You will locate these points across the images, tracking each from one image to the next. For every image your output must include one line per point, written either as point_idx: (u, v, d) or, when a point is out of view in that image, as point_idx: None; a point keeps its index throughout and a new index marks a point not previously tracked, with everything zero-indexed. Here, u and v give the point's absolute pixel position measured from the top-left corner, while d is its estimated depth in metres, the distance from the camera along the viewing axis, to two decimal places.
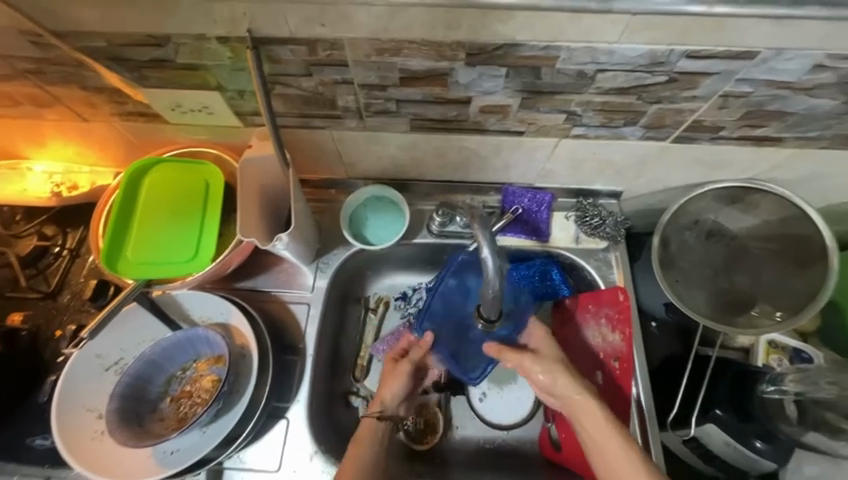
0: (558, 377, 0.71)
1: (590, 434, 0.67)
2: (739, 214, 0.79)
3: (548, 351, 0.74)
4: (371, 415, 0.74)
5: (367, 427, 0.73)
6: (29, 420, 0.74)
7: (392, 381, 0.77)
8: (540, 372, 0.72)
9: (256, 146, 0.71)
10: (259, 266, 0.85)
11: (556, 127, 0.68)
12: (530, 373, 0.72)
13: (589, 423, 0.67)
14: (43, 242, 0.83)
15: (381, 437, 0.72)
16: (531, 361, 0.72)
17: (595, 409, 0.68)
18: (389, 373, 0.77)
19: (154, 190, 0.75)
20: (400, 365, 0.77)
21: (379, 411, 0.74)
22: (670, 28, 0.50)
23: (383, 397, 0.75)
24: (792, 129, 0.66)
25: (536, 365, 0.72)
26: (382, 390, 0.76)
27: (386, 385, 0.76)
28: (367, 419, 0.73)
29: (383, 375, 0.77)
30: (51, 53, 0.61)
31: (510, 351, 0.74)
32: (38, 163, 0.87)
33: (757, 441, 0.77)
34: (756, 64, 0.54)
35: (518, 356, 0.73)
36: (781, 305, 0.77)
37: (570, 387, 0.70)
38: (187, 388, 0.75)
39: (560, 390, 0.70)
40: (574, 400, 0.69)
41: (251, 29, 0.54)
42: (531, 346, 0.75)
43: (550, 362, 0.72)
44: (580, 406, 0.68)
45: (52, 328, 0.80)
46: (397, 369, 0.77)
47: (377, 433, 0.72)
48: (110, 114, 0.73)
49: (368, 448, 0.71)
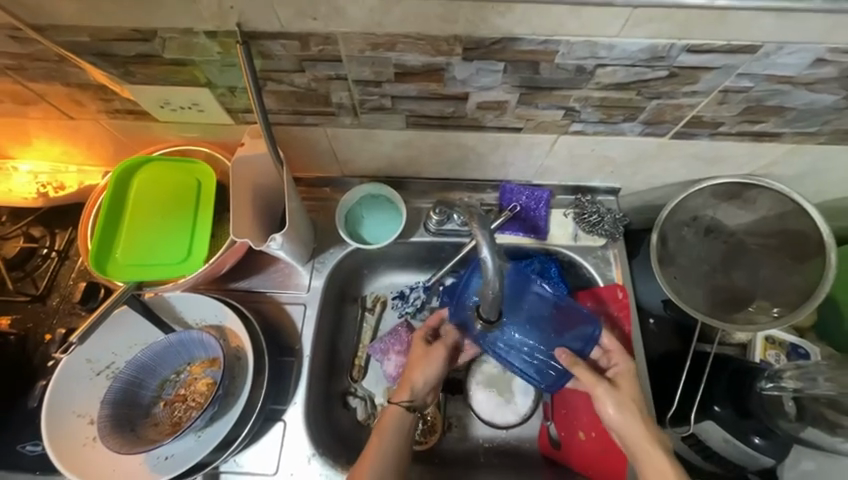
0: (631, 421, 0.69)
1: None
2: (737, 211, 0.79)
3: (626, 386, 0.72)
4: (397, 402, 0.71)
5: (391, 414, 0.70)
6: (19, 426, 0.72)
7: (425, 369, 0.74)
8: (614, 410, 0.70)
9: (248, 143, 0.69)
10: (251, 267, 0.84)
11: (554, 123, 0.67)
12: (603, 406, 0.71)
13: (655, 476, 0.64)
14: (30, 244, 0.81)
15: (403, 427, 0.70)
16: (607, 394, 0.71)
17: (666, 464, 0.65)
18: (424, 359, 0.75)
19: (145, 189, 0.74)
20: (433, 351, 0.75)
21: (406, 400, 0.72)
22: (670, 21, 0.49)
23: (411, 383, 0.73)
24: (791, 124, 0.65)
25: (609, 400, 0.71)
26: (410, 375, 0.74)
27: (418, 370, 0.74)
28: (392, 407, 0.71)
29: (416, 362, 0.75)
30: (32, 49, 0.59)
31: (587, 374, 0.72)
32: (24, 163, 0.85)
33: (756, 438, 0.77)
34: (757, 58, 0.53)
35: (595, 386, 0.72)
36: (777, 301, 0.77)
37: (637, 429, 0.68)
38: (181, 391, 0.74)
39: (632, 434, 0.68)
40: (642, 450, 0.67)
41: (241, 23, 0.52)
42: (611, 374, 0.74)
43: (625, 397, 0.71)
44: (649, 456, 0.66)
45: (41, 332, 0.78)
46: (430, 354, 0.75)
47: (402, 422, 0.70)
48: (97, 111, 0.71)
49: (390, 433, 0.68)
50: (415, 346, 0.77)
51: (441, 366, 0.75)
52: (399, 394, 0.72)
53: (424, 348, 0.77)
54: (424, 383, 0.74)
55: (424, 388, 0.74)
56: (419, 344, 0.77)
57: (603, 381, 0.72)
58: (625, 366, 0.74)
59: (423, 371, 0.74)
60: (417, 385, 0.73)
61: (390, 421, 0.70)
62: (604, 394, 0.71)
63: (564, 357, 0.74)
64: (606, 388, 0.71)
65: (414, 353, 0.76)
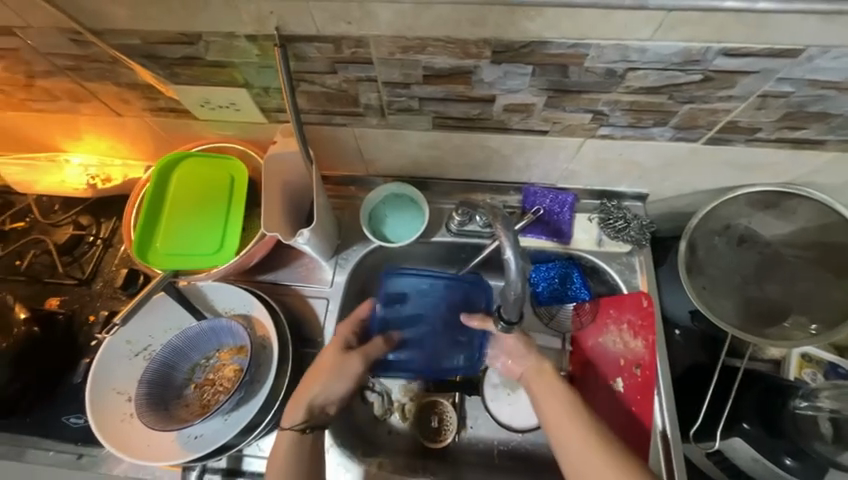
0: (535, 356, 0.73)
1: (549, 418, 0.68)
2: (774, 220, 0.76)
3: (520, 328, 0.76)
4: (288, 426, 0.69)
5: (283, 441, 0.69)
6: (65, 399, 0.79)
7: (325, 381, 0.72)
8: (517, 346, 0.74)
9: (280, 142, 0.73)
10: (278, 263, 0.87)
11: (582, 126, 0.67)
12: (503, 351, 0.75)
13: (551, 409, 0.68)
14: (79, 231, 0.87)
15: (297, 451, 0.68)
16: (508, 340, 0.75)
17: (562, 401, 0.68)
18: (328, 366, 0.72)
19: (183, 183, 0.78)
20: (344, 357, 0.74)
21: (299, 424, 0.69)
22: (707, 25, 0.48)
23: (306, 400, 0.70)
24: (836, 131, 0.62)
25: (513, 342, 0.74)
26: (302, 392, 0.71)
27: (315, 383, 0.71)
28: (284, 433, 0.69)
29: (314, 372, 0.72)
30: (89, 50, 0.64)
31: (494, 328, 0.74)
32: (75, 156, 0.91)
33: (786, 458, 0.73)
34: (801, 62, 0.51)
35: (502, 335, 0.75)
36: (815, 317, 0.73)
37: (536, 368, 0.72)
38: (210, 376, 0.77)
39: (528, 365, 0.73)
40: (540, 379, 0.71)
41: (278, 27, 0.55)
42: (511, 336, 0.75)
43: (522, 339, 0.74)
44: (546, 388, 0.70)
45: (86, 313, 0.84)
46: (339, 361, 0.73)
47: (292, 446, 0.69)
48: (143, 109, 0.76)
49: (287, 459, 0.68)
50: (330, 353, 0.74)
51: (352, 376, 0.73)
52: (289, 417, 0.70)
53: (339, 353, 0.74)
54: (325, 396, 0.72)
55: (324, 402, 0.72)
56: (333, 352, 0.74)
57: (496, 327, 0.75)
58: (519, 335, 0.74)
59: (312, 389, 0.71)
60: (315, 401, 0.71)
61: (282, 447, 0.69)
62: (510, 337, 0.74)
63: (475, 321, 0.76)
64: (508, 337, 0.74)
65: (324, 361, 0.73)
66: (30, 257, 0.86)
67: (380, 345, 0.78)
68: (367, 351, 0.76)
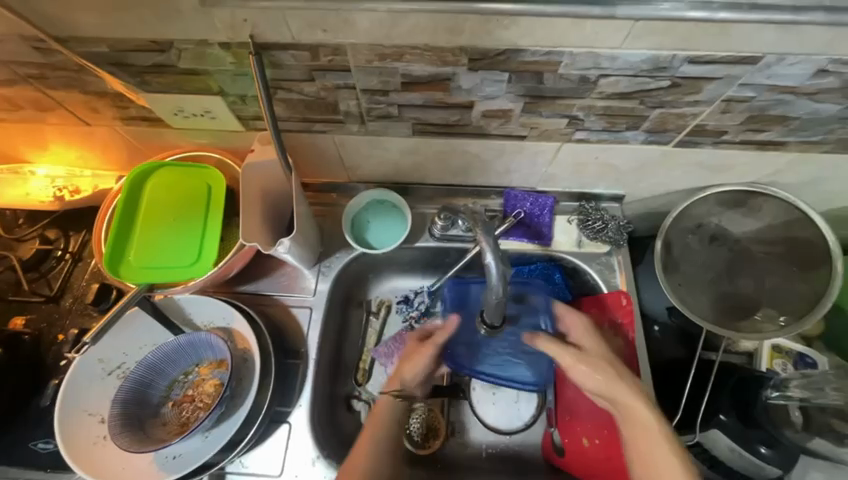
0: (613, 379, 0.67)
1: (636, 438, 0.65)
2: (742, 218, 0.79)
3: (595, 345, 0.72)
4: (389, 393, 0.75)
5: (383, 405, 0.74)
6: (33, 423, 0.74)
7: (415, 363, 0.76)
8: (594, 373, 0.69)
9: (258, 150, 0.71)
10: (259, 271, 0.85)
11: (558, 131, 0.68)
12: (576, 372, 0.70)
13: (637, 431, 0.65)
14: (45, 245, 0.83)
15: (396, 416, 0.74)
16: (570, 356, 0.70)
17: (645, 414, 0.65)
18: (413, 357, 0.76)
19: (157, 193, 0.75)
20: (422, 351, 0.75)
21: (395, 390, 0.76)
22: (672, 33, 0.50)
23: (400, 376, 0.76)
24: (795, 133, 0.66)
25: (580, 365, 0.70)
26: (401, 369, 0.76)
27: (409, 367, 0.76)
28: (384, 398, 0.75)
29: (409, 356, 0.76)
30: (53, 59, 0.61)
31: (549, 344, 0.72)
32: (41, 167, 0.88)
33: (761, 447, 0.76)
34: (760, 69, 0.54)
35: (567, 357, 0.71)
36: (784, 309, 0.76)
37: (612, 385, 0.67)
38: (189, 392, 0.75)
39: (610, 389, 0.67)
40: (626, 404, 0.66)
41: (254, 35, 0.54)
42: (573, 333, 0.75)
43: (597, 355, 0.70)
44: (628, 406, 0.66)
45: (54, 332, 0.80)
46: (421, 352, 0.75)
47: (391, 413, 0.74)
48: (113, 118, 0.73)
49: (383, 423, 0.72)
50: (410, 346, 0.77)
51: (428, 364, 0.75)
52: (389, 386, 0.76)
53: (416, 343, 0.78)
54: (412, 376, 0.76)
55: (413, 380, 0.77)
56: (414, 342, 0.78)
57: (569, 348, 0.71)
58: (594, 346, 0.72)
59: (413, 368, 0.76)
60: (407, 377, 0.76)
61: (382, 411, 0.74)
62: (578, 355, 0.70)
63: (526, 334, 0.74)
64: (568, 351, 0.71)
65: (410, 349, 0.77)
66: None
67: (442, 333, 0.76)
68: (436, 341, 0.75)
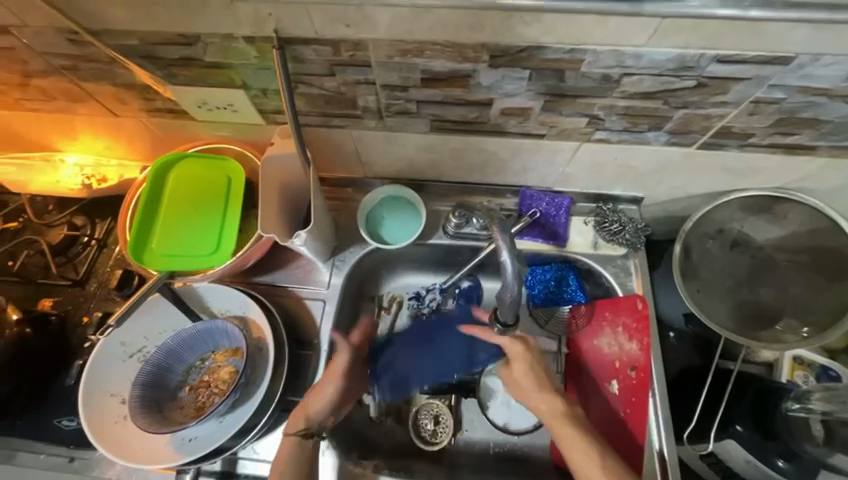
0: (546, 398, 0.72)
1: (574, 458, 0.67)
2: (767, 224, 0.76)
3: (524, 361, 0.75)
4: (291, 433, 0.71)
5: (287, 447, 0.70)
6: (58, 401, 0.78)
7: (318, 393, 0.73)
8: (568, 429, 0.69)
9: (277, 143, 0.73)
10: (275, 263, 0.87)
11: (578, 130, 0.67)
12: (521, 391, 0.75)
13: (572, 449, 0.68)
14: (73, 232, 0.87)
15: (304, 456, 0.71)
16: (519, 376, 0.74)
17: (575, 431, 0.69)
18: (326, 379, 0.74)
19: (180, 184, 0.78)
20: (336, 367, 0.75)
21: (300, 429, 0.71)
22: (702, 31, 0.49)
23: (304, 412, 0.72)
24: (827, 137, 0.63)
25: (569, 426, 0.70)
26: (306, 403, 0.72)
27: (316, 399, 0.73)
28: (288, 438, 0.71)
29: (320, 383, 0.74)
30: (86, 51, 0.63)
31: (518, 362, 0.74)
32: (70, 155, 0.90)
33: (779, 460, 0.74)
34: (792, 70, 0.52)
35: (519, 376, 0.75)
36: (807, 320, 0.74)
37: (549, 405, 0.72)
38: (205, 378, 0.77)
39: (575, 455, 0.68)
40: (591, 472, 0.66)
41: (277, 29, 0.55)
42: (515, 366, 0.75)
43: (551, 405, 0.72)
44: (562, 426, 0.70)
45: (80, 314, 0.83)
46: (333, 373, 0.75)
47: (301, 451, 0.71)
48: (139, 110, 0.75)
49: (290, 465, 0.69)
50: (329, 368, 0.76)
51: (332, 392, 0.73)
52: (292, 424, 0.72)
53: (333, 366, 0.76)
54: (323, 408, 0.73)
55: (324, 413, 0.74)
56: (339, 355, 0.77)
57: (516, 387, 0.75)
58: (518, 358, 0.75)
59: (321, 399, 0.73)
60: (311, 412, 0.73)
61: (285, 452, 0.70)
62: (519, 378, 0.74)
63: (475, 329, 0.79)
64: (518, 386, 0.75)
65: (331, 364, 0.76)
66: (25, 257, 0.85)
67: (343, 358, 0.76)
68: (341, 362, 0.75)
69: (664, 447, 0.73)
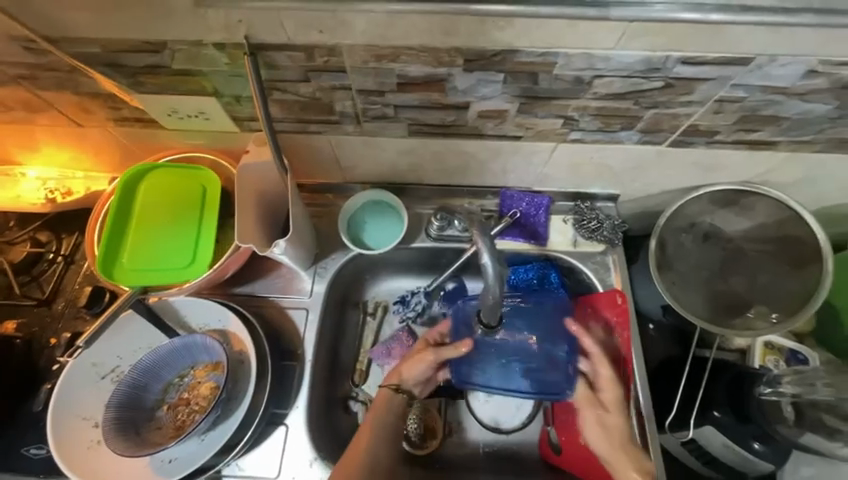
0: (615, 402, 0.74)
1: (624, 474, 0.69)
2: (734, 217, 0.80)
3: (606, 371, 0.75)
4: (387, 386, 0.77)
5: (382, 398, 0.76)
6: (25, 428, 0.73)
7: (412, 363, 0.77)
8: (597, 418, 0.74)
9: (253, 151, 0.71)
10: (256, 272, 0.85)
11: (553, 131, 0.68)
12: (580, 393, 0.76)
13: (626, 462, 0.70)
14: (37, 248, 0.82)
15: (395, 413, 0.76)
16: (606, 377, 0.74)
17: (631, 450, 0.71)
18: (415, 360, 0.76)
19: (151, 195, 0.75)
20: (424, 352, 0.76)
21: (394, 384, 0.77)
22: (666, 34, 0.51)
23: (402, 373, 0.77)
24: (786, 133, 0.67)
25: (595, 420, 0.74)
26: (402, 367, 0.77)
27: (407, 366, 0.77)
28: (383, 390, 0.77)
29: (411, 356, 0.78)
30: (45, 59, 0.60)
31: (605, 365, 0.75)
32: (31, 169, 0.86)
33: (755, 443, 0.78)
34: (751, 70, 0.55)
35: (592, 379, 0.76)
36: (775, 307, 0.78)
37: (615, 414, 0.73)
38: (185, 395, 0.74)
39: (612, 438, 0.72)
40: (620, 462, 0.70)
41: (249, 35, 0.54)
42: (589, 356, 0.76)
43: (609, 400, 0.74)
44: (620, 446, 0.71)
45: (47, 335, 0.79)
46: (422, 356, 0.76)
47: (391, 404, 0.76)
48: (105, 119, 0.72)
49: (380, 413, 0.75)
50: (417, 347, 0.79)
51: (424, 369, 0.77)
52: (388, 379, 0.78)
53: (423, 345, 0.79)
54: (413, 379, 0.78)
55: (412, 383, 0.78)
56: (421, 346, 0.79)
57: (589, 397, 0.75)
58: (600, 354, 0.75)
59: (412, 369, 0.77)
60: (406, 376, 0.77)
61: (381, 402, 0.76)
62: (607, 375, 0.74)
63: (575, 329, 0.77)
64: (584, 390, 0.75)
65: (414, 350, 0.79)
66: None
67: (454, 349, 0.75)
68: (441, 353, 0.75)
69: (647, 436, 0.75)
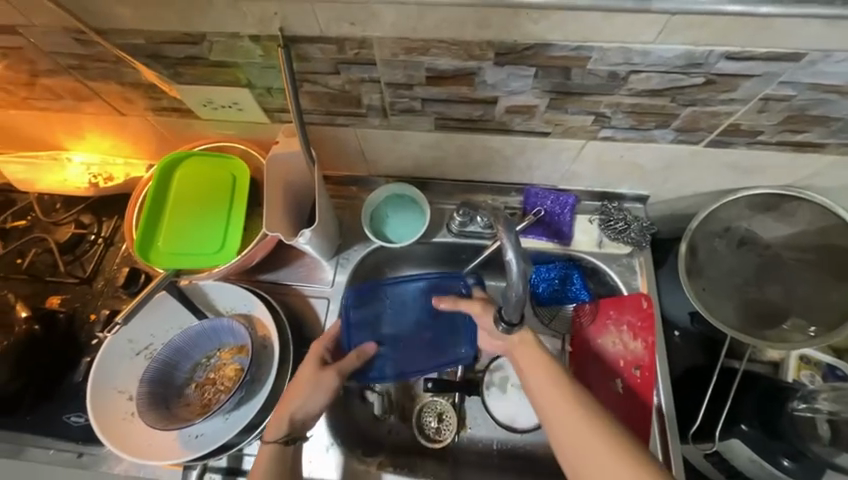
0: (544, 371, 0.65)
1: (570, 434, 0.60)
2: (774, 223, 0.76)
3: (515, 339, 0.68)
4: (270, 440, 0.67)
5: (266, 453, 0.66)
6: (68, 397, 0.79)
7: (307, 393, 0.69)
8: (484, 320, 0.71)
9: (283, 142, 0.73)
10: (280, 261, 0.87)
11: (584, 128, 0.67)
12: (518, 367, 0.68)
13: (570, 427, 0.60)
14: (80, 230, 0.87)
15: (279, 465, 0.66)
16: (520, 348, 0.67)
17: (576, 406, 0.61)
18: (308, 387, 0.69)
19: (185, 183, 0.78)
20: (323, 376, 0.71)
21: (283, 435, 0.67)
22: (711, 28, 0.48)
23: (290, 413, 0.68)
24: (838, 135, 0.63)
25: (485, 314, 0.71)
26: (289, 404, 0.68)
27: (296, 398, 0.69)
28: (266, 447, 0.67)
29: (297, 384, 0.70)
30: (93, 50, 0.64)
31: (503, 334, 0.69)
32: (76, 154, 0.91)
33: (784, 459, 0.75)
34: (803, 67, 0.52)
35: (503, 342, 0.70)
36: (814, 320, 0.74)
37: (548, 379, 0.64)
38: (211, 375, 0.77)
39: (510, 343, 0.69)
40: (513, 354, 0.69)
41: (282, 28, 0.55)
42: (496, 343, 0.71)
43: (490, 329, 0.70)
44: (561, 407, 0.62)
45: (87, 312, 0.83)
46: (319, 379, 0.70)
47: (279, 456, 0.67)
48: (145, 108, 0.76)
49: (266, 468, 0.66)
50: (306, 365, 0.72)
51: (324, 398, 0.70)
52: (270, 432, 0.67)
53: (313, 370, 0.71)
54: (305, 408, 0.69)
55: (304, 414, 0.69)
56: (310, 363, 0.72)
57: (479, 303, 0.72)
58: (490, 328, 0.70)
59: (303, 401, 0.69)
60: (295, 415, 0.68)
61: (264, 457, 0.66)
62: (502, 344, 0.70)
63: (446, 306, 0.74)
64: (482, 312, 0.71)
65: (303, 370, 0.71)
66: (32, 255, 0.86)
67: (352, 359, 0.75)
68: (341, 368, 0.73)
69: (667, 446, 0.73)
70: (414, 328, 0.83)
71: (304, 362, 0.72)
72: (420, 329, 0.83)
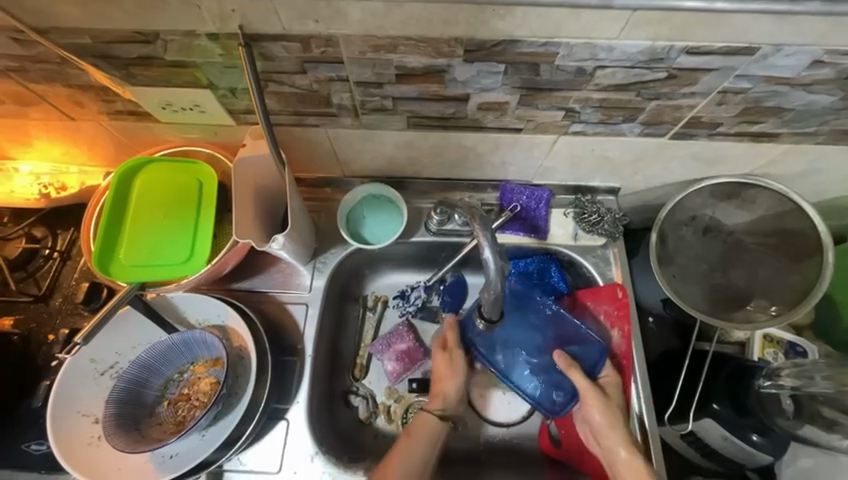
0: (612, 424, 0.71)
1: None
2: (735, 210, 0.79)
3: (614, 395, 0.74)
4: (431, 410, 0.75)
5: (424, 422, 0.73)
6: (26, 425, 0.73)
7: (452, 377, 0.78)
8: (599, 415, 0.72)
9: (250, 145, 0.70)
10: (254, 267, 0.84)
11: (554, 123, 0.67)
12: (588, 412, 0.73)
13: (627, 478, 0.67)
14: (32, 245, 0.81)
15: (435, 435, 0.73)
16: (597, 399, 0.73)
17: (637, 462, 0.68)
18: (451, 370, 0.78)
19: (147, 190, 0.74)
20: (453, 360, 0.78)
21: (439, 408, 0.76)
22: (671, 24, 0.49)
23: (443, 392, 0.77)
24: (789, 125, 0.66)
25: (598, 406, 0.72)
26: (441, 385, 0.77)
27: (446, 381, 0.77)
28: (426, 416, 0.74)
29: (442, 370, 0.78)
30: (34, 51, 0.59)
31: (582, 380, 0.74)
32: (24, 163, 0.85)
33: (753, 434, 0.78)
34: (756, 60, 0.54)
35: (589, 391, 0.73)
36: (776, 300, 0.77)
37: (615, 434, 0.70)
38: (184, 391, 0.74)
39: (608, 437, 0.71)
40: (617, 453, 0.69)
41: (243, 25, 0.53)
42: (602, 384, 0.75)
43: (616, 409, 0.72)
44: (622, 459, 0.69)
45: (44, 332, 0.78)
46: (453, 365, 0.78)
47: (434, 431, 0.73)
48: (98, 112, 0.71)
49: (421, 440, 0.71)
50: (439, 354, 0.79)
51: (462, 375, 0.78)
52: (434, 402, 0.76)
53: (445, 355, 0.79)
54: (456, 392, 0.78)
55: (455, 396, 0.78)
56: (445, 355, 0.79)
57: (596, 392, 0.73)
58: (612, 378, 0.76)
59: (452, 381, 0.78)
60: (449, 395, 0.77)
61: (424, 428, 0.72)
62: (593, 404, 0.73)
63: (561, 360, 0.76)
64: (597, 394, 0.73)
65: (440, 363, 0.78)
66: None
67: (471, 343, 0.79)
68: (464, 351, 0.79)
69: (645, 425, 0.75)
70: (547, 327, 0.81)
71: (436, 354, 0.79)
72: (550, 333, 0.81)
